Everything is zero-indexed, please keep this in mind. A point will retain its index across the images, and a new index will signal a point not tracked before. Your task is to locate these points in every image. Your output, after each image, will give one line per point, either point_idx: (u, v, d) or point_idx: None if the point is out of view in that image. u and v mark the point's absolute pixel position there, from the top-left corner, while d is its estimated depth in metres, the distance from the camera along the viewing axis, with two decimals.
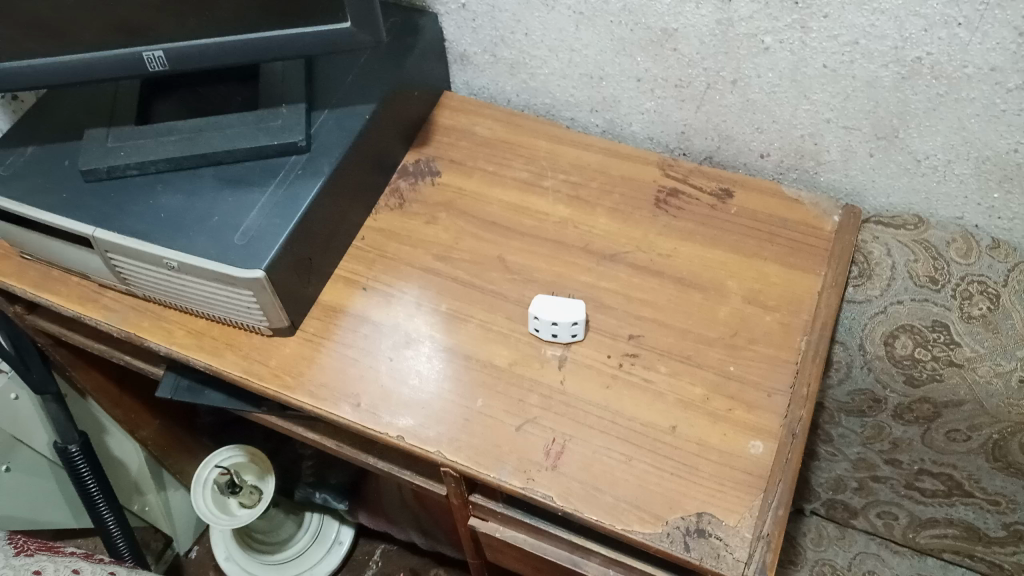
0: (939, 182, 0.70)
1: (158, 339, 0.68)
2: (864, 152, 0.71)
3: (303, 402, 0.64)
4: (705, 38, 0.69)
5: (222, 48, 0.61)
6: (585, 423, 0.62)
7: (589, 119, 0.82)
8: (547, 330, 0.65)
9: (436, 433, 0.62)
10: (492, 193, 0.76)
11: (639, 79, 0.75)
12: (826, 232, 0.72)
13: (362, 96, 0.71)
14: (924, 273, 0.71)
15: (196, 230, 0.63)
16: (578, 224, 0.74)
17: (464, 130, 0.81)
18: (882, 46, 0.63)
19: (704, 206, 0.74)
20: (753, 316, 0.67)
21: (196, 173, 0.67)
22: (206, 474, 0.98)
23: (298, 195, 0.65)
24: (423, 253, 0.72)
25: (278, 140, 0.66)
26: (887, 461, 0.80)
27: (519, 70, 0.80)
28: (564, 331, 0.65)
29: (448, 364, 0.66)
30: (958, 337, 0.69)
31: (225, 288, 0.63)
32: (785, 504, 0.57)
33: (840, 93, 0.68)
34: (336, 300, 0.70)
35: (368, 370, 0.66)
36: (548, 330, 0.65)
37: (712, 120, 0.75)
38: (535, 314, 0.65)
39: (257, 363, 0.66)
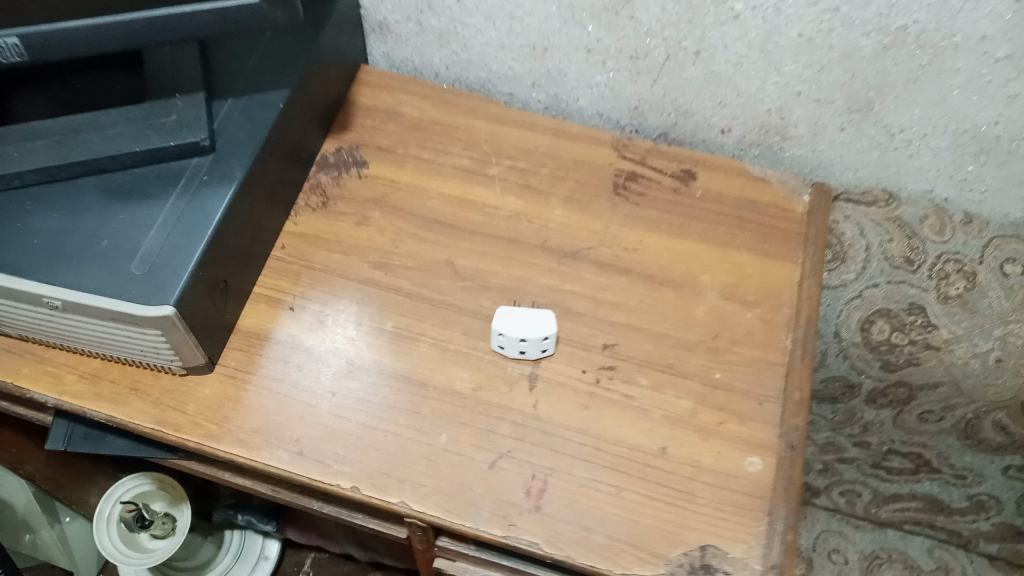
0: (912, 156, 0.66)
1: (44, 388, 0.56)
2: (834, 126, 0.66)
3: (234, 454, 0.54)
4: (667, 5, 0.61)
5: (98, 31, 0.49)
6: (565, 452, 0.55)
7: (530, 94, 0.73)
8: (513, 347, 0.58)
9: (396, 479, 0.53)
10: (431, 183, 0.66)
11: (589, 50, 0.66)
12: (797, 214, 0.66)
13: (271, 80, 0.60)
14: (898, 253, 0.65)
15: (81, 259, 0.51)
16: (532, 218, 0.65)
17: (388, 111, 0.70)
18: (865, 14, 0.57)
19: (667, 190, 0.67)
20: (733, 314, 0.61)
21: (73, 184, 0.55)
22: (110, 510, 0.83)
23: (206, 208, 0.54)
24: (357, 261, 0.63)
25: (174, 141, 0.54)
26: (856, 444, 0.78)
27: (449, 40, 0.70)
28: (533, 349, 0.57)
29: (401, 393, 0.57)
30: (935, 319, 0.66)
31: (126, 327, 0.51)
32: (792, 527, 0.53)
33: (814, 64, 0.61)
34: (259, 324, 0.59)
35: (307, 409, 0.56)
36: (513, 347, 0.58)
37: (670, 94, 0.68)
38: (500, 331, 0.57)
39: (171, 410, 0.55)
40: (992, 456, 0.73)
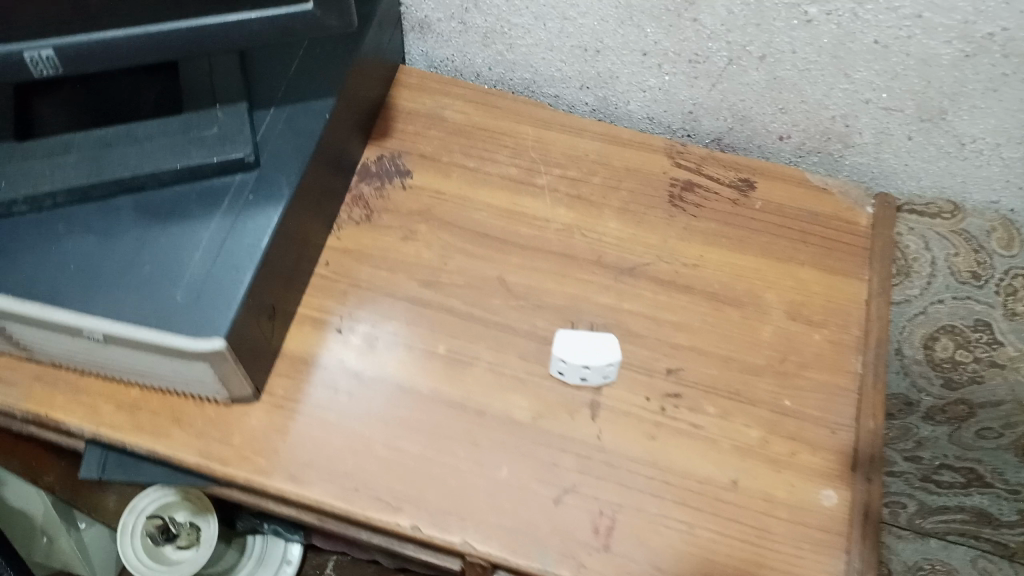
0: (981, 166, 0.63)
1: (81, 419, 0.53)
2: (902, 134, 0.63)
3: (284, 490, 0.51)
4: (734, 8, 0.57)
5: (138, 43, 0.45)
6: (633, 487, 0.52)
7: (577, 96, 0.69)
8: (573, 373, 0.55)
9: (458, 517, 0.50)
10: (478, 196, 0.63)
11: (645, 53, 0.63)
12: (861, 228, 0.63)
13: (315, 87, 0.56)
14: (965, 267, 0.63)
15: (122, 286, 0.48)
16: (585, 231, 0.62)
17: (430, 115, 0.67)
18: (949, 20, 0.53)
19: (725, 201, 0.64)
20: (799, 335, 0.58)
21: (107, 203, 0.51)
22: (132, 522, 0.79)
23: (252, 230, 0.50)
24: (405, 279, 0.59)
25: (216, 156, 0.51)
26: (907, 457, 0.76)
27: (494, 40, 0.66)
28: (594, 376, 0.55)
29: (458, 422, 0.54)
30: (1001, 336, 0.62)
31: (172, 360, 0.48)
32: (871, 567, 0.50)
33: (887, 71, 0.58)
34: (305, 348, 0.56)
35: (360, 441, 0.53)
36: (574, 374, 0.55)
37: (728, 99, 0.64)
38: (561, 356, 0.54)
39: (216, 443, 0.52)
40: None
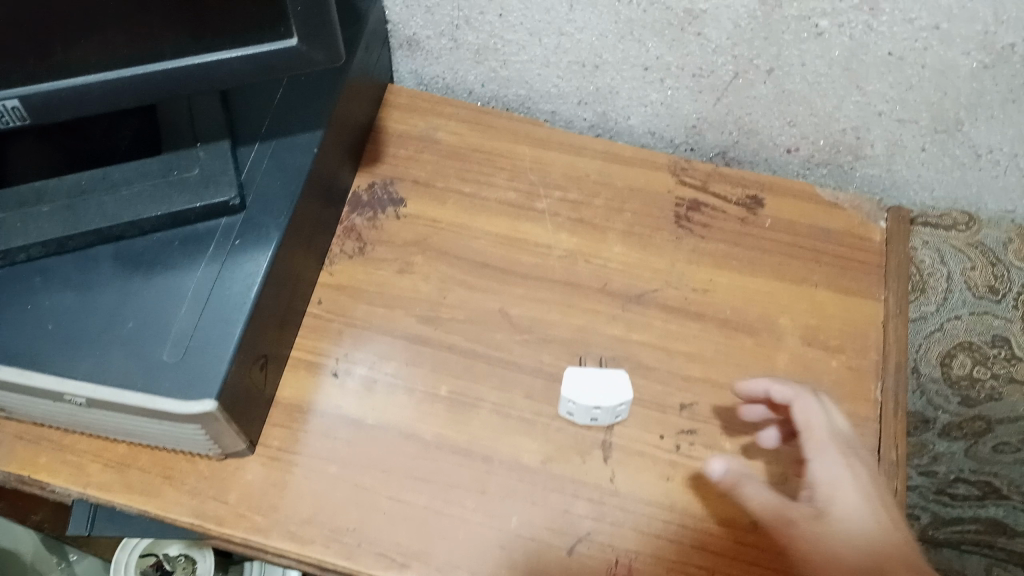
0: (997, 176, 0.61)
1: (65, 481, 0.50)
2: (915, 146, 0.60)
3: (284, 549, 0.48)
4: (741, 21, 0.54)
5: (111, 87, 0.41)
6: (651, 532, 0.50)
7: (574, 112, 0.66)
8: (583, 414, 0.52)
9: (468, 573, 0.48)
10: (476, 223, 0.60)
11: (646, 67, 0.60)
12: (875, 244, 0.61)
13: (301, 120, 0.53)
14: (982, 282, 0.61)
15: (104, 346, 0.45)
16: (589, 257, 0.60)
17: (423, 137, 0.64)
18: (969, 30, 0.51)
19: (734, 220, 0.61)
20: (817, 362, 0.56)
21: (85, 254, 0.48)
22: (127, 557, 0.76)
23: (241, 277, 0.47)
24: (403, 315, 0.57)
25: (199, 200, 0.47)
26: (922, 472, 0.73)
27: (487, 57, 0.63)
28: (605, 416, 0.53)
29: (465, 469, 0.51)
30: (1020, 351, 0.61)
31: (159, 422, 0.45)
32: None
33: (902, 83, 0.55)
34: (300, 394, 0.54)
35: (362, 493, 0.50)
36: (583, 415, 0.53)
37: (733, 113, 0.62)
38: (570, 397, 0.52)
39: (211, 501, 0.50)
40: None
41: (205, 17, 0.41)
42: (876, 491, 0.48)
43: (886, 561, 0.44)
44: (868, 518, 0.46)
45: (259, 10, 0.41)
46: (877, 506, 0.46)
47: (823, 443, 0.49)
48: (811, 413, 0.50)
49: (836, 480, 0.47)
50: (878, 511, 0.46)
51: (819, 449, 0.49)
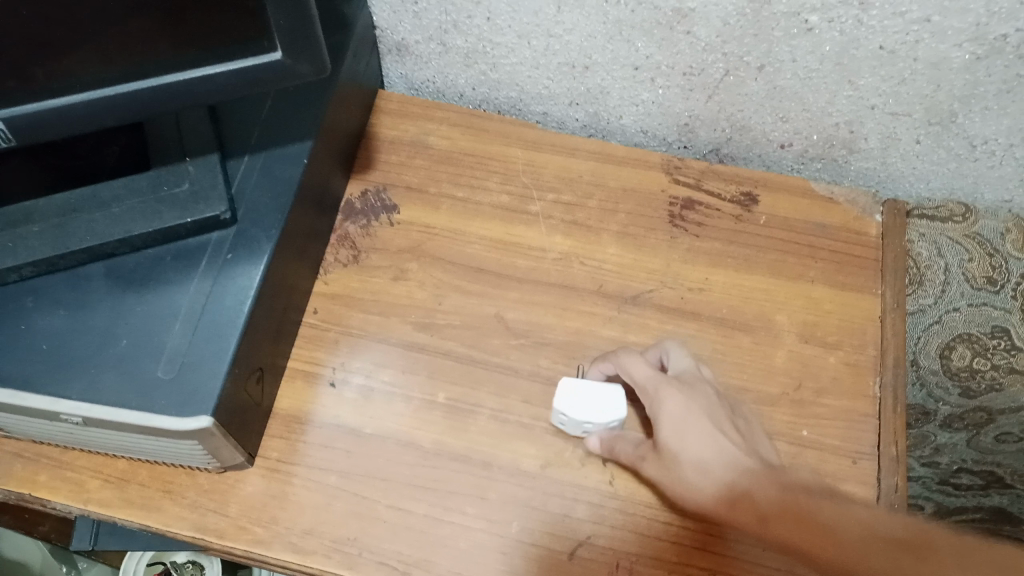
0: (993, 167, 0.60)
1: (66, 498, 0.50)
2: (910, 138, 0.60)
3: (287, 561, 0.48)
4: (730, 19, 0.54)
5: (97, 106, 0.41)
6: (650, 534, 0.50)
7: (566, 113, 0.66)
8: (574, 425, 0.52)
9: None
10: (470, 227, 0.60)
11: (636, 67, 0.60)
12: (872, 238, 0.61)
13: (291, 130, 0.52)
14: (981, 273, 0.61)
15: (98, 364, 0.45)
16: (584, 259, 0.59)
17: (415, 142, 0.64)
18: (961, 22, 0.50)
19: (728, 218, 0.61)
20: (814, 358, 0.56)
21: (78, 272, 0.48)
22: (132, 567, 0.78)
23: (234, 291, 0.47)
24: (398, 322, 0.56)
25: (190, 215, 0.47)
26: (924, 464, 0.73)
27: (476, 60, 0.63)
28: (596, 427, 0.52)
29: (464, 478, 0.51)
30: (1020, 341, 0.62)
31: (157, 438, 0.45)
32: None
33: (894, 76, 0.55)
34: (297, 405, 0.54)
35: (362, 503, 0.50)
36: (573, 426, 0.52)
37: (725, 110, 0.61)
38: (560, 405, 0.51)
39: (211, 514, 0.50)
40: None
41: (189, 33, 0.40)
42: (703, 406, 0.50)
43: (712, 469, 0.47)
44: (692, 437, 0.48)
45: (242, 25, 0.41)
46: (701, 420, 0.49)
47: (647, 383, 0.51)
48: (632, 363, 0.52)
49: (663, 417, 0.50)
50: (706, 429, 0.48)
51: (649, 388, 0.51)
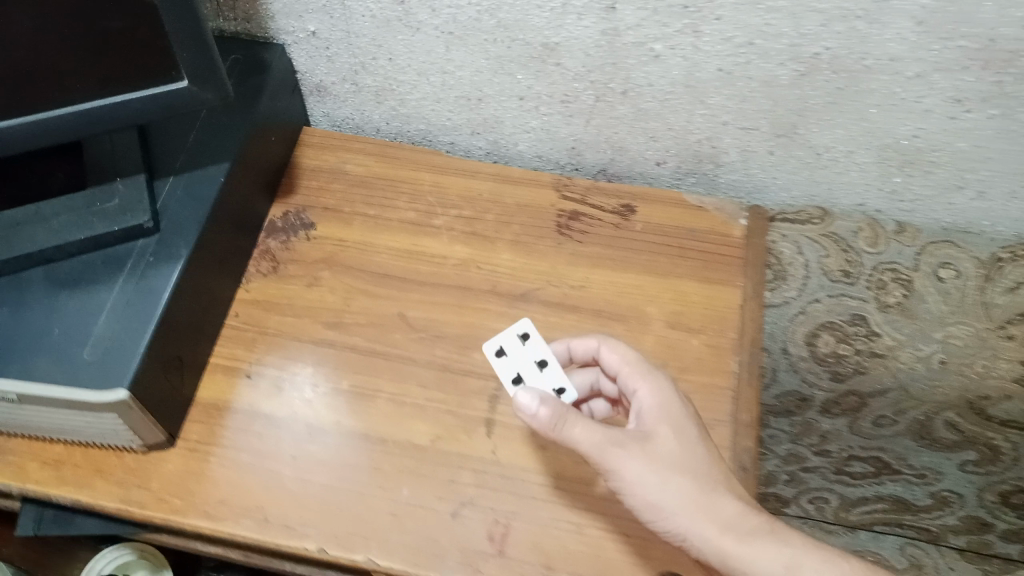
0: (841, 173, 0.68)
1: (8, 478, 0.57)
2: (763, 150, 0.68)
3: (202, 527, 0.55)
4: (590, 50, 0.62)
5: (31, 129, 0.50)
6: (526, 495, 0.56)
7: (470, 142, 0.74)
8: (514, 363, 0.58)
9: (363, 538, 0.54)
10: (379, 240, 0.68)
11: (521, 97, 0.68)
12: (736, 238, 0.68)
13: (212, 154, 0.61)
14: (836, 267, 0.69)
15: (32, 350, 0.52)
16: (480, 264, 0.67)
17: (333, 170, 0.72)
18: (778, 44, 0.59)
19: (609, 226, 0.69)
20: (679, 342, 0.63)
21: (20, 277, 0.56)
22: None
23: (154, 289, 0.55)
24: (311, 323, 0.64)
25: (116, 225, 0.55)
26: (817, 453, 0.79)
27: (386, 97, 0.72)
28: (530, 376, 0.57)
29: (361, 452, 0.58)
30: (877, 328, 0.69)
31: (83, 414, 0.52)
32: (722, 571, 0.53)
33: (736, 95, 0.63)
34: (218, 395, 0.60)
35: (271, 476, 0.57)
36: (511, 361, 0.58)
37: (603, 132, 0.70)
38: (525, 333, 0.59)
39: (136, 488, 0.56)
40: (948, 453, 0.75)
41: (106, 67, 0.49)
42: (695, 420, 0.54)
43: (715, 490, 0.51)
44: (695, 448, 0.52)
45: (151, 61, 0.49)
46: (699, 433, 0.53)
47: (657, 378, 0.55)
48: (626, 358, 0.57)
49: (665, 420, 0.53)
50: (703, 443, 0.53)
51: (651, 381, 0.55)
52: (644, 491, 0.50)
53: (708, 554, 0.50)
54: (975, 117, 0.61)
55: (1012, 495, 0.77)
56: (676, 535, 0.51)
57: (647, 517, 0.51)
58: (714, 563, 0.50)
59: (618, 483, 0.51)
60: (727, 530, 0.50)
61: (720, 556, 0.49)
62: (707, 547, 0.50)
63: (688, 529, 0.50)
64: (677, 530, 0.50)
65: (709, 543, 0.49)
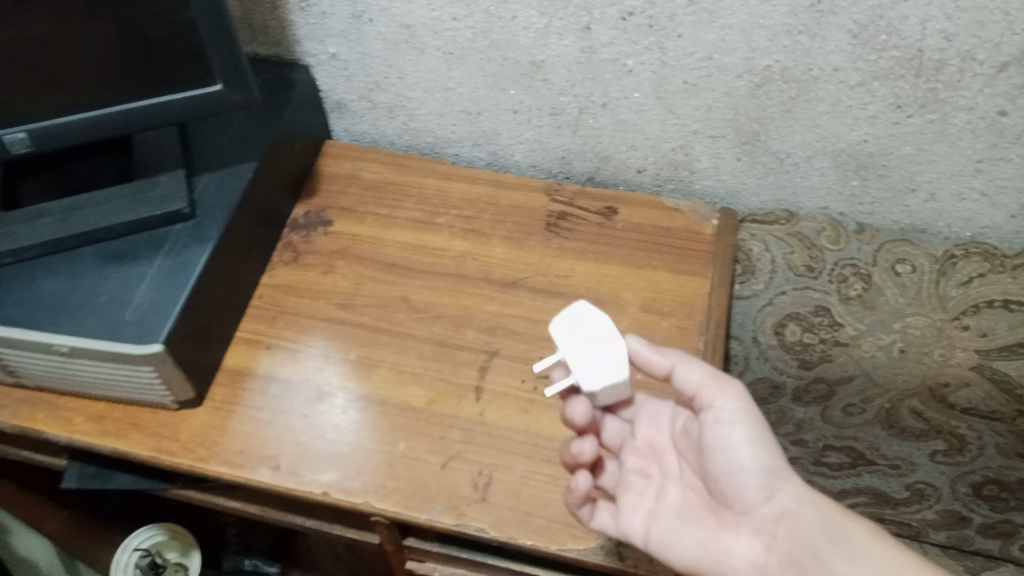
0: (803, 177, 0.75)
1: (57, 429, 0.65)
2: (731, 157, 0.75)
3: (221, 472, 0.62)
4: (571, 67, 0.71)
5: (89, 121, 0.60)
6: (507, 450, 0.63)
7: (472, 153, 0.84)
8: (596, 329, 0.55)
9: (361, 484, 0.62)
10: (387, 235, 0.77)
11: (515, 111, 0.77)
12: (707, 235, 0.75)
13: (243, 155, 0.70)
14: (801, 263, 0.76)
15: (82, 311, 0.61)
16: (476, 256, 0.75)
17: (350, 176, 0.82)
18: (734, 58, 0.66)
19: (592, 224, 0.77)
20: (651, 323, 0.70)
21: (76, 253, 0.65)
22: (124, 559, 0.90)
23: (187, 263, 0.64)
24: (325, 304, 0.72)
25: (159, 210, 0.65)
26: (795, 444, 0.81)
27: (398, 113, 0.82)
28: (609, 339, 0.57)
29: (363, 412, 0.65)
30: (839, 318, 0.76)
31: (123, 366, 0.60)
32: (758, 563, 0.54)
33: (702, 105, 0.71)
34: (241, 363, 0.69)
35: (283, 430, 0.64)
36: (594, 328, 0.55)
37: (589, 142, 0.78)
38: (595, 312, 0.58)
39: (166, 439, 0.64)
40: None
41: (153, 71, 0.59)
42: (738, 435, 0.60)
43: None
44: None
45: (190, 67, 0.60)
46: None
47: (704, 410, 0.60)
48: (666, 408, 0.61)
49: None
50: None
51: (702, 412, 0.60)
52: (756, 425, 0.53)
53: (800, 506, 0.52)
54: (917, 121, 0.67)
55: None
56: (773, 482, 0.53)
57: (749, 455, 0.52)
58: (805, 515, 0.52)
59: (725, 416, 0.53)
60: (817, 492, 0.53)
61: (815, 510, 0.52)
62: (801, 498, 0.53)
63: (787, 479, 0.53)
64: (777, 477, 0.53)
65: (805, 495, 0.53)
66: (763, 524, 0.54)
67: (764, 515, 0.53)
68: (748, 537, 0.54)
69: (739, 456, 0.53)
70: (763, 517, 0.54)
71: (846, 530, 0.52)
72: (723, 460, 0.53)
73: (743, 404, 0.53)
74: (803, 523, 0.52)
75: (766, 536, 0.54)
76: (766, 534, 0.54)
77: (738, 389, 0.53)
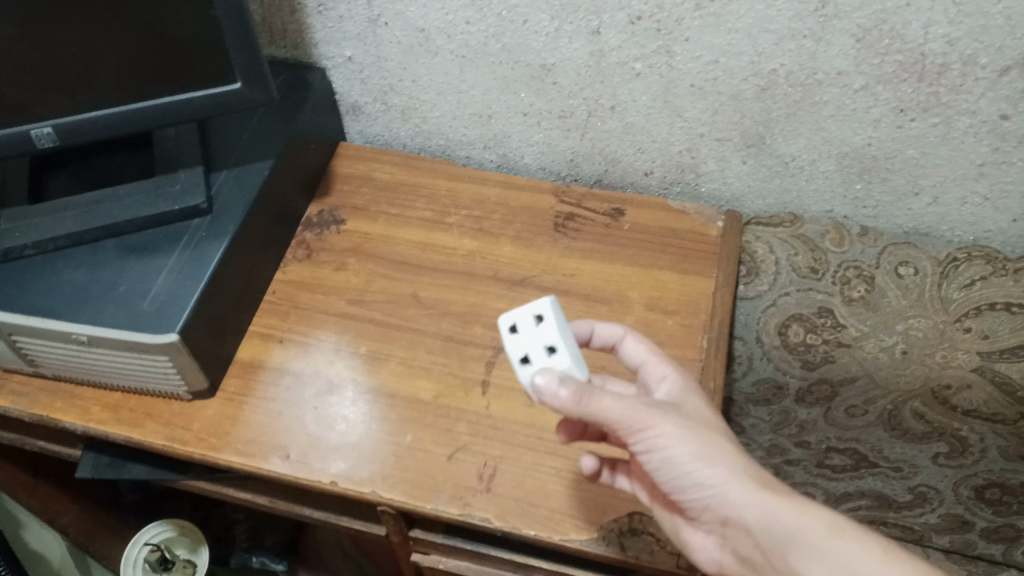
0: (807, 181, 0.77)
1: (74, 418, 0.67)
2: (737, 160, 0.77)
3: (232, 460, 0.64)
4: (581, 70, 0.73)
5: (111, 117, 0.62)
6: (513, 443, 0.64)
7: (483, 155, 0.85)
8: (525, 343, 0.54)
9: (368, 473, 0.63)
10: (398, 233, 0.79)
11: (525, 113, 0.79)
12: (712, 236, 0.77)
13: (259, 153, 0.72)
14: (804, 264, 0.77)
15: (103, 301, 0.63)
16: (485, 255, 0.77)
17: (363, 177, 0.84)
18: (740, 62, 0.68)
19: (599, 225, 0.78)
20: (656, 321, 0.71)
21: (97, 246, 0.67)
22: (134, 553, 0.91)
23: (204, 256, 0.65)
24: (336, 299, 0.74)
25: (178, 205, 0.67)
26: (798, 444, 0.90)
27: (410, 115, 0.83)
28: (538, 359, 0.54)
29: (372, 405, 0.67)
30: (843, 320, 0.77)
31: (139, 355, 0.62)
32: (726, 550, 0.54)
33: (709, 109, 0.73)
34: (254, 355, 0.70)
35: (294, 421, 0.66)
36: (522, 341, 0.54)
37: (597, 145, 0.80)
38: (542, 315, 0.55)
39: (180, 429, 0.66)
40: (920, 446, 0.84)
41: (174, 69, 0.61)
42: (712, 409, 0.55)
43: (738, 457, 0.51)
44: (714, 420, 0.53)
45: (210, 64, 0.61)
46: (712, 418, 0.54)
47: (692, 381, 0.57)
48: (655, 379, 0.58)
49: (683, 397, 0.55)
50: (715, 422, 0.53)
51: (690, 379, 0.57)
52: (680, 450, 0.50)
53: (745, 514, 0.50)
54: (919, 126, 0.68)
55: (986, 490, 0.86)
56: (710, 491, 0.50)
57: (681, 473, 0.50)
58: (750, 520, 0.50)
59: (645, 447, 0.50)
60: (769, 489, 0.50)
61: (759, 515, 0.49)
62: (746, 505, 0.49)
63: (727, 487, 0.50)
64: (714, 486, 0.50)
65: (749, 501, 0.49)
66: (715, 526, 0.53)
67: (711, 519, 0.52)
68: (707, 530, 0.54)
69: (673, 478, 0.51)
70: (711, 521, 0.53)
71: (800, 533, 0.48)
72: (661, 480, 0.52)
73: (661, 434, 0.50)
74: (749, 526, 0.50)
75: (720, 534, 0.53)
76: (719, 532, 0.53)
77: (653, 421, 0.50)
